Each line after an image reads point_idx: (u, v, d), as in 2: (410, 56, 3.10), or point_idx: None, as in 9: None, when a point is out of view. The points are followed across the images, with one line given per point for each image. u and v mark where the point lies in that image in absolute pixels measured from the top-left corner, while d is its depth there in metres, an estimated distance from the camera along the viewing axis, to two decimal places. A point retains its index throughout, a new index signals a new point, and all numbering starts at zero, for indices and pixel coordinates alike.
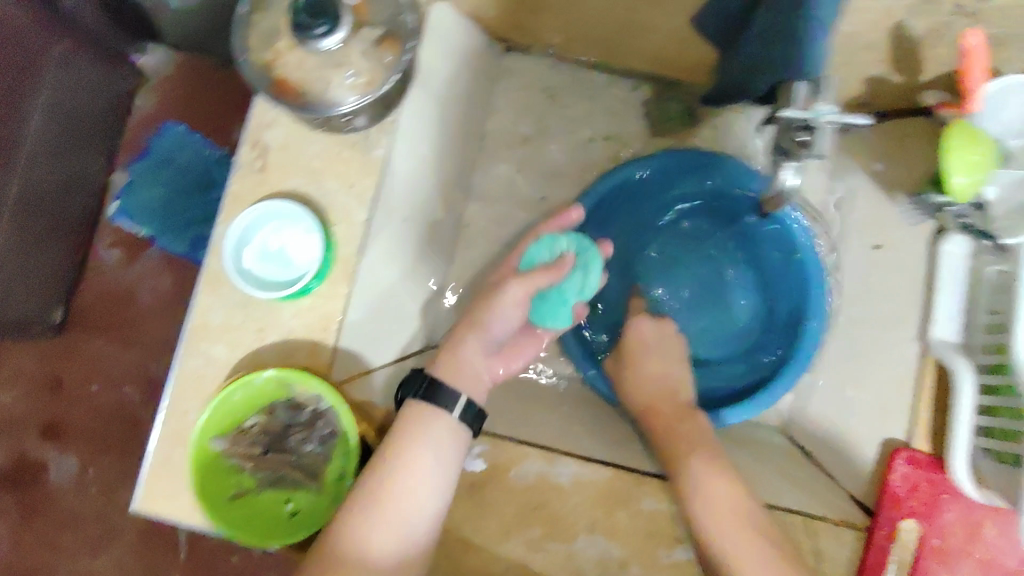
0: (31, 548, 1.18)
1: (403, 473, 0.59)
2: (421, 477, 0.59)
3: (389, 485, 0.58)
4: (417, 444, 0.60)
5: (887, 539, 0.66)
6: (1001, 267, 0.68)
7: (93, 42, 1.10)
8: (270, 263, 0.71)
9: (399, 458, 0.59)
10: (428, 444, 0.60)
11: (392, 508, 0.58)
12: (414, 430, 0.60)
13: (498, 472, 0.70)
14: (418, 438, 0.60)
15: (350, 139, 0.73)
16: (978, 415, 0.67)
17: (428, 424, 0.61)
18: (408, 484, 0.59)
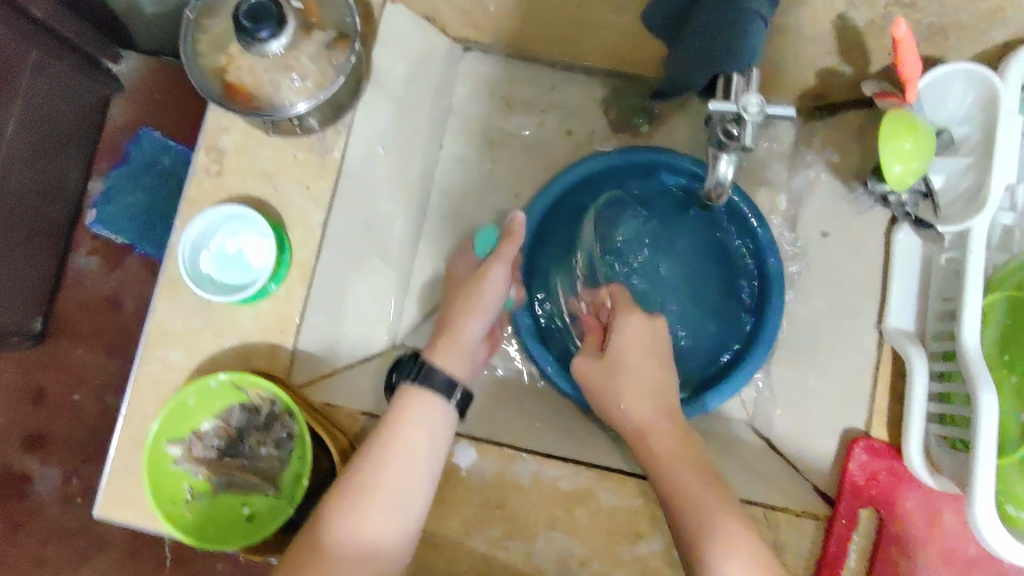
0: (15, 562, 1.17)
1: (397, 457, 0.59)
2: (414, 461, 0.59)
3: (382, 471, 0.58)
4: (411, 427, 0.60)
5: (847, 530, 0.66)
6: (950, 255, 0.67)
7: (69, 50, 1.10)
8: (228, 268, 0.72)
9: (393, 443, 0.59)
10: (421, 427, 0.60)
11: (385, 494, 0.58)
12: (405, 415, 0.61)
13: (454, 475, 0.69)
14: (411, 422, 0.60)
15: (305, 141, 0.73)
16: (929, 403, 0.66)
17: (419, 409, 0.61)
18: (401, 469, 0.59)
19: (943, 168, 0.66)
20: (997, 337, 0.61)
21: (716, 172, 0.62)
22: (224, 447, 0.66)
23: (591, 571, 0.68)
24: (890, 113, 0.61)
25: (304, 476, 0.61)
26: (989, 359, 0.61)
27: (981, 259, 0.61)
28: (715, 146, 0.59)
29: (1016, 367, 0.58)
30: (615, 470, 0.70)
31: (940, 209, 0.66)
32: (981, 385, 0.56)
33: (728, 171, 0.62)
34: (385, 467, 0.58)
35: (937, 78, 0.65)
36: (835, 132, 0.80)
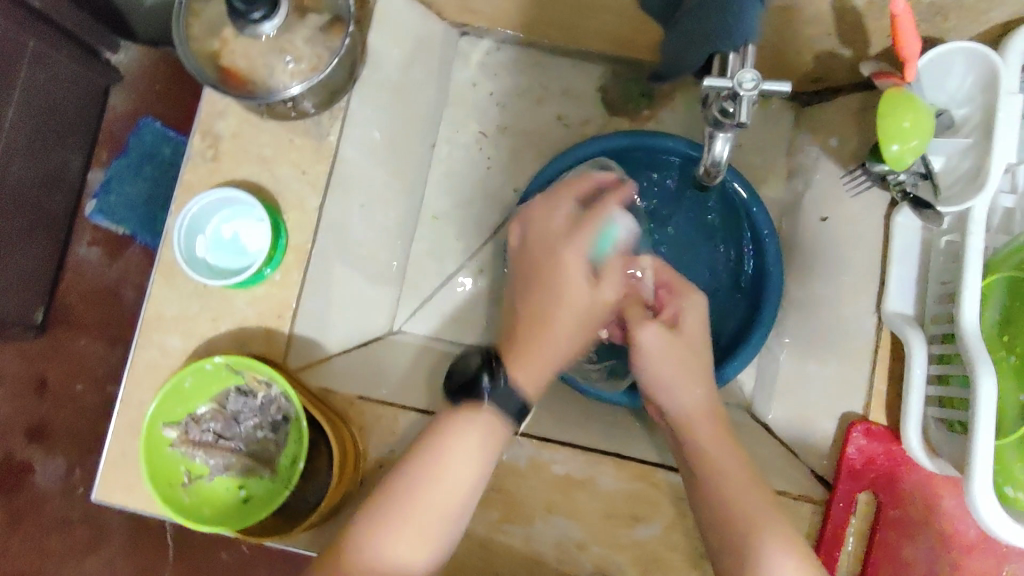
0: (21, 551, 1.17)
1: (443, 487, 0.52)
2: (462, 492, 0.52)
3: (425, 502, 0.51)
4: (464, 455, 0.53)
5: (845, 512, 0.66)
6: (952, 236, 0.66)
7: (67, 39, 1.09)
8: (223, 253, 0.73)
9: (441, 471, 0.52)
10: (475, 456, 0.53)
11: (426, 527, 0.51)
12: (460, 440, 0.53)
13: None
14: (465, 449, 0.53)
15: (300, 126, 0.73)
16: (928, 385, 0.66)
17: (477, 434, 0.53)
18: (445, 500, 0.52)
19: (942, 149, 0.66)
20: (997, 319, 0.60)
21: (713, 151, 0.62)
22: (221, 431, 0.66)
23: (591, 555, 0.68)
24: (889, 93, 0.62)
25: (301, 458, 0.62)
26: (987, 339, 0.60)
27: (980, 240, 0.60)
28: (711, 124, 0.60)
29: (1016, 349, 0.58)
30: (614, 453, 0.70)
31: (940, 190, 0.66)
32: (980, 367, 0.56)
33: (725, 150, 0.62)
34: (428, 497, 0.52)
35: (939, 56, 0.64)
36: (837, 118, 0.80)
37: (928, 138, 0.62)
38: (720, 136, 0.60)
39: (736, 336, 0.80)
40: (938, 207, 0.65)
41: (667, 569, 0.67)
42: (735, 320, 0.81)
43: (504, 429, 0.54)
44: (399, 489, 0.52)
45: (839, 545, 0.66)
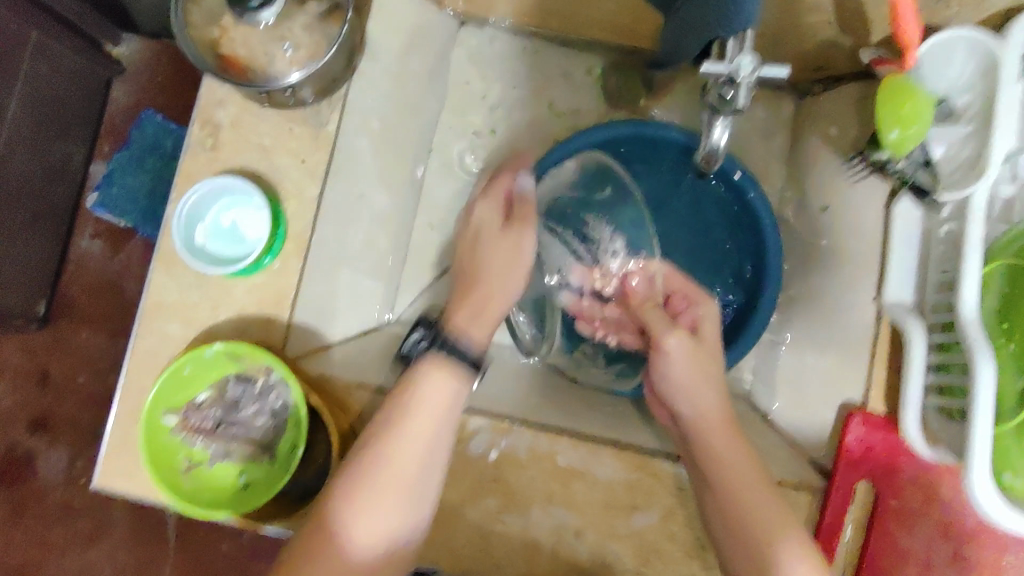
0: (23, 542, 1.18)
1: (407, 442, 0.56)
2: (432, 437, 0.57)
3: (401, 451, 0.56)
4: (428, 405, 0.57)
5: (843, 501, 0.67)
6: (951, 226, 0.66)
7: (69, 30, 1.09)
8: (223, 242, 0.73)
9: (410, 424, 0.57)
10: (440, 405, 0.58)
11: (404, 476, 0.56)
12: (425, 393, 0.58)
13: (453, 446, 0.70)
14: (429, 400, 0.57)
15: (300, 114, 0.73)
16: (926, 374, 0.66)
17: (437, 386, 0.58)
18: (417, 449, 0.56)
19: (943, 137, 0.66)
20: (996, 307, 0.60)
21: (711, 138, 0.61)
22: (221, 417, 0.66)
23: (588, 543, 0.68)
24: (887, 81, 0.63)
25: (300, 444, 0.62)
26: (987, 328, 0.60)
27: (980, 228, 0.60)
28: (710, 110, 0.59)
29: (1015, 336, 0.59)
30: (612, 442, 0.70)
31: (941, 178, 0.66)
32: (978, 354, 0.56)
33: (723, 137, 0.62)
34: (401, 449, 0.56)
35: (941, 43, 0.64)
36: (839, 107, 0.80)
37: (928, 125, 0.62)
38: (720, 122, 0.60)
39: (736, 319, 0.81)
40: (937, 196, 0.66)
41: (663, 558, 0.68)
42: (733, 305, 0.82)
43: (463, 377, 0.59)
44: (371, 448, 0.56)
45: (838, 534, 0.66)
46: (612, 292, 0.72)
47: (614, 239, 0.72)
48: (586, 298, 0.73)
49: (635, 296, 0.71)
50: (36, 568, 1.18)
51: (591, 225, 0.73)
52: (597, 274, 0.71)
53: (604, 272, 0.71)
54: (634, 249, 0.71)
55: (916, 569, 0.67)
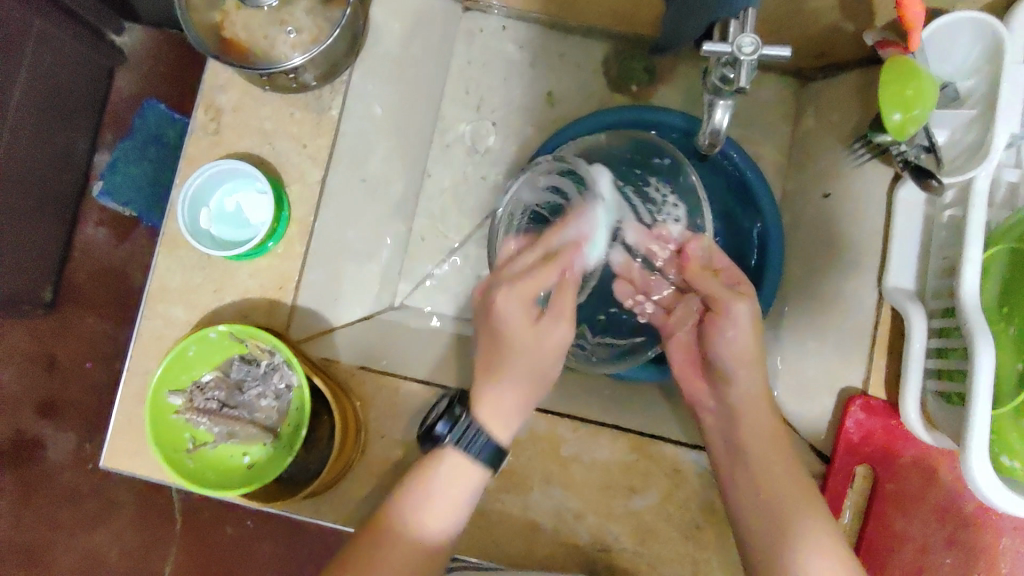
0: (31, 525, 1.20)
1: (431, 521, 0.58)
2: (449, 515, 0.58)
3: (413, 532, 0.56)
4: (450, 486, 0.58)
5: (842, 485, 0.68)
6: (954, 211, 0.65)
7: (72, 19, 1.10)
8: (226, 226, 0.74)
9: (423, 514, 0.57)
10: (459, 495, 0.58)
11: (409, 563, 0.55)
12: (443, 477, 0.58)
13: None
14: (446, 484, 0.58)
15: (301, 99, 0.73)
16: (927, 357, 0.66)
17: (454, 475, 0.58)
18: (428, 535, 0.57)
19: (947, 121, 0.66)
20: (999, 289, 0.60)
21: (712, 120, 0.62)
22: (225, 399, 0.67)
23: (587, 525, 0.69)
24: (890, 64, 0.62)
25: (303, 424, 0.63)
26: (987, 311, 0.60)
27: (982, 212, 0.60)
28: (711, 91, 0.59)
29: (1014, 319, 0.58)
30: (612, 425, 0.71)
31: (943, 163, 0.66)
32: (979, 337, 0.56)
33: (724, 119, 0.62)
34: (413, 530, 0.56)
35: (948, 24, 0.63)
36: (842, 94, 0.79)
37: (931, 107, 0.62)
38: (721, 104, 0.60)
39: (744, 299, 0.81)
40: (941, 178, 0.65)
41: (662, 539, 0.68)
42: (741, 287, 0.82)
43: (482, 473, 0.59)
44: (388, 528, 0.56)
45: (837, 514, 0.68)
46: (663, 263, 0.70)
47: (677, 213, 0.73)
48: (637, 260, 0.70)
49: (689, 263, 0.66)
50: (44, 550, 1.19)
51: (655, 188, 0.74)
52: (655, 236, 0.70)
53: (662, 238, 0.70)
54: (691, 227, 0.72)
55: (913, 553, 0.67)
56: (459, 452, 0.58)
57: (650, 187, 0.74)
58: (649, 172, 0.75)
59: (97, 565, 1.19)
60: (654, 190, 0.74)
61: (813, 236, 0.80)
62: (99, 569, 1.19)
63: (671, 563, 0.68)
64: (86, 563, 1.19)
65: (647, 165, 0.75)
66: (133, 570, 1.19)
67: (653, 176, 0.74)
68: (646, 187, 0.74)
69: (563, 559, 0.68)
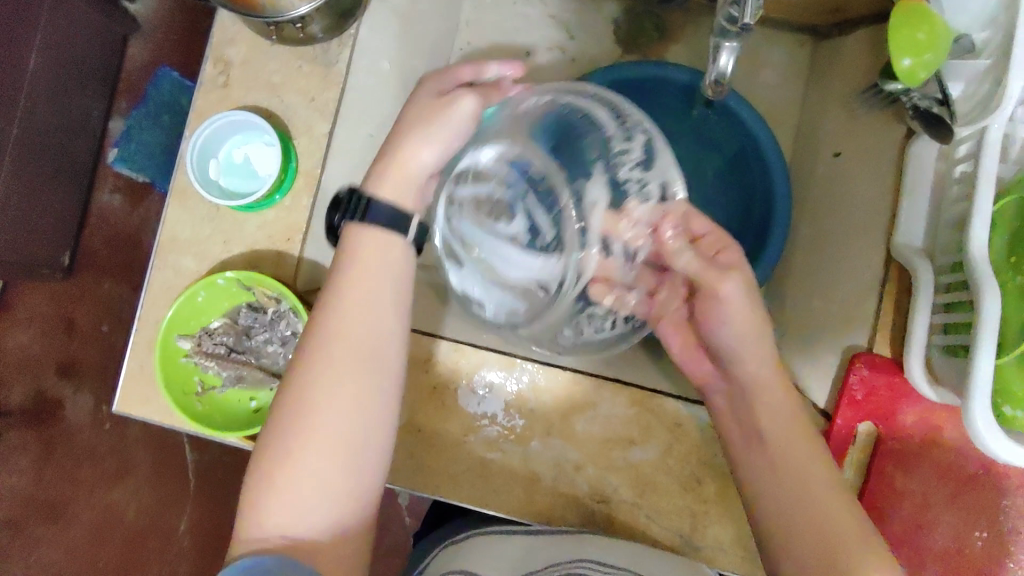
0: (53, 482, 1.23)
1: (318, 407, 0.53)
2: (377, 293, 0.56)
3: (335, 369, 0.53)
4: (363, 269, 0.56)
5: (843, 439, 0.69)
6: (967, 166, 0.63)
7: None
8: (235, 177, 0.76)
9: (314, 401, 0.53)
10: (376, 260, 0.56)
11: (341, 372, 0.53)
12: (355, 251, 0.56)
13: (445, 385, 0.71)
14: (364, 258, 0.56)
15: (310, 51, 0.74)
16: (933, 313, 0.65)
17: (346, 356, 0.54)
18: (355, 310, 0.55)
19: (962, 73, 0.64)
20: (1007, 244, 0.59)
21: (718, 64, 0.61)
22: (233, 344, 0.68)
23: (586, 476, 0.70)
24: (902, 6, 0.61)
25: None
26: (996, 263, 0.59)
27: (994, 163, 0.59)
28: (718, 33, 0.58)
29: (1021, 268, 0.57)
30: (613, 379, 0.73)
31: (956, 114, 0.64)
32: (985, 290, 0.56)
33: (729, 63, 0.61)
34: (337, 336, 0.54)
35: None
36: (852, 53, 0.78)
37: (943, 54, 0.60)
38: (725, 48, 0.59)
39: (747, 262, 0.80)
40: (954, 129, 0.64)
41: (661, 492, 0.69)
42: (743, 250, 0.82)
43: (396, 238, 0.57)
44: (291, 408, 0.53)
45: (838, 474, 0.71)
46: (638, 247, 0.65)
47: (644, 180, 0.65)
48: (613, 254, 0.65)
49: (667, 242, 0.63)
50: (65, 507, 1.22)
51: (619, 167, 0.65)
52: (621, 221, 0.64)
53: (629, 220, 0.64)
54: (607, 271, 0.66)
55: (911, 508, 0.67)
56: (357, 224, 0.57)
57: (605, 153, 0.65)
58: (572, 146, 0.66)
59: (117, 521, 1.22)
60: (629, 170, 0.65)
61: (824, 197, 0.81)
62: (116, 528, 1.22)
63: (670, 515, 0.69)
64: (103, 522, 1.22)
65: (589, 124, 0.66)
66: (151, 528, 1.22)
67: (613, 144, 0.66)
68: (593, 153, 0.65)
69: (563, 509, 0.70)
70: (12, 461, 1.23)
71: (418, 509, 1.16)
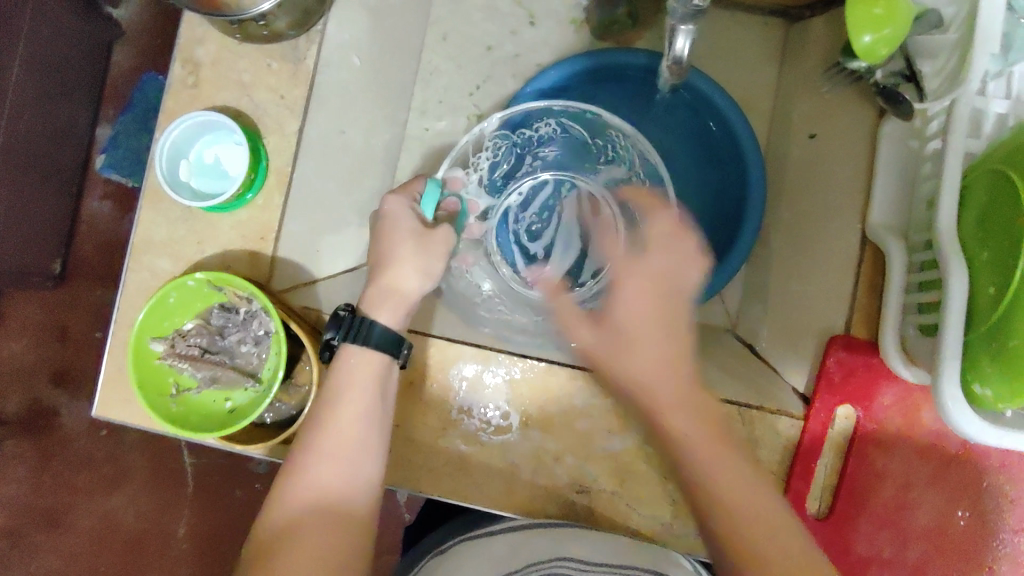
0: (51, 490, 1.23)
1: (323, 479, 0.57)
2: (365, 417, 0.60)
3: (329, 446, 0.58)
4: (359, 373, 0.61)
5: (823, 424, 0.69)
6: (937, 142, 0.62)
7: None
8: (207, 177, 0.75)
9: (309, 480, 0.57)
10: (365, 380, 0.61)
11: (317, 497, 0.57)
12: (347, 376, 0.61)
13: (420, 379, 0.71)
14: (358, 366, 0.61)
15: (278, 49, 0.74)
16: (907, 292, 0.65)
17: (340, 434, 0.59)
18: (340, 435, 0.59)
19: (927, 49, 0.64)
20: (977, 219, 0.58)
21: (674, 47, 0.61)
22: (207, 345, 0.68)
23: (566, 466, 0.70)
24: None
25: (279, 368, 0.64)
26: (967, 238, 0.58)
27: (962, 138, 0.58)
28: (671, 15, 0.58)
29: (989, 244, 0.55)
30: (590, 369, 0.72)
31: (926, 91, 0.64)
32: (953, 269, 0.55)
33: (686, 46, 0.61)
34: (326, 455, 0.58)
35: None
36: (826, 34, 0.78)
37: (905, 26, 0.60)
38: (681, 31, 0.59)
39: (724, 247, 0.79)
40: (923, 103, 0.64)
41: (641, 480, 0.69)
42: (719, 237, 0.81)
43: (382, 359, 0.62)
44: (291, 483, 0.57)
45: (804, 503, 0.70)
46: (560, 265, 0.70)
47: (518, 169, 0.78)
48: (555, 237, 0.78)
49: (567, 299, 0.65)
50: (63, 515, 1.23)
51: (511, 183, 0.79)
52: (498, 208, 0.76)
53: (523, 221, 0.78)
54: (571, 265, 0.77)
55: (892, 491, 0.67)
56: (354, 345, 0.62)
57: (488, 180, 0.79)
58: (522, 125, 0.80)
59: (116, 526, 1.23)
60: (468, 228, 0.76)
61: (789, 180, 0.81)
62: (115, 533, 1.23)
63: (649, 504, 0.69)
64: (102, 527, 1.23)
65: (475, 148, 0.78)
66: (149, 532, 1.23)
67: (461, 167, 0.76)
68: (495, 167, 0.79)
69: (542, 501, 0.70)
70: (10, 469, 1.24)
71: (415, 504, 1.16)
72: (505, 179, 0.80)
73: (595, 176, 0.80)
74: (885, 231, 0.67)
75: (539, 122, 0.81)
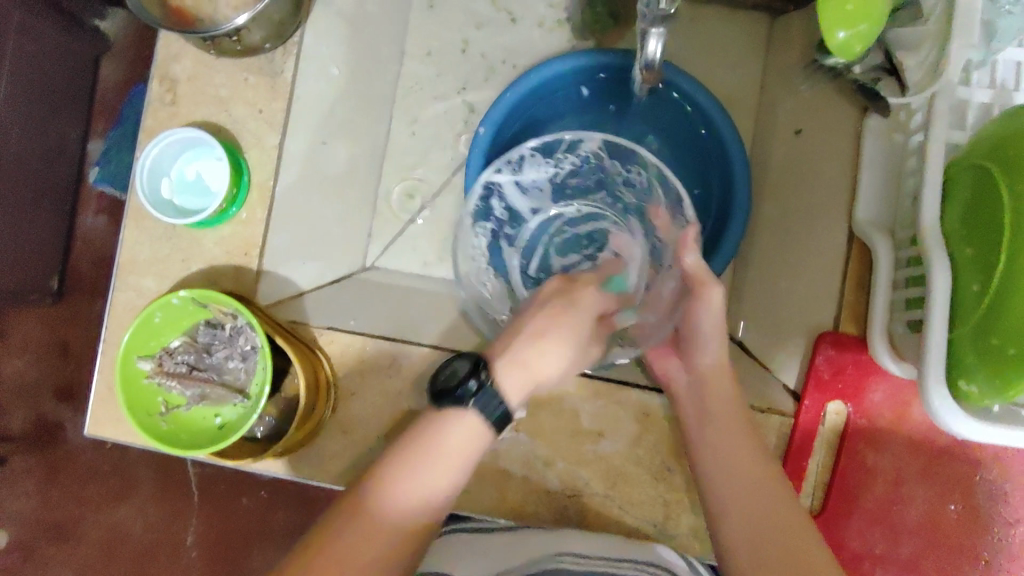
0: (58, 505, 1.24)
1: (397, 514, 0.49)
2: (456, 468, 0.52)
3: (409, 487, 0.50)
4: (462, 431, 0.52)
5: (814, 422, 0.67)
6: (921, 135, 0.62)
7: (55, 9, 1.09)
8: (189, 194, 0.74)
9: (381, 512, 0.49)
10: (467, 441, 0.52)
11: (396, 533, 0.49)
12: (442, 443, 0.51)
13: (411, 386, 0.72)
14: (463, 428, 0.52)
15: (253, 61, 0.76)
16: (893, 288, 0.64)
17: (427, 477, 0.50)
18: (406, 513, 0.49)
19: (904, 42, 0.64)
20: (961, 212, 0.57)
21: (646, 50, 0.60)
22: (195, 363, 0.68)
23: (557, 471, 0.70)
24: None
25: (265, 383, 0.64)
26: (950, 234, 0.57)
27: (942, 130, 0.58)
28: (642, 20, 0.57)
29: (973, 240, 0.55)
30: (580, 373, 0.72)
31: (908, 87, 0.64)
32: (936, 266, 0.55)
33: (658, 49, 0.60)
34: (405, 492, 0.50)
35: None
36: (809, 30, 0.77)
37: (878, 23, 0.59)
38: (653, 34, 0.58)
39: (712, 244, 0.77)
40: (905, 95, 0.64)
41: (632, 482, 0.69)
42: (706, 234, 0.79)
43: (487, 438, 0.53)
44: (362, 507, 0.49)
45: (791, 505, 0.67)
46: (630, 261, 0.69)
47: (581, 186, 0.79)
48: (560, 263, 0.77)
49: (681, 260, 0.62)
50: (70, 529, 1.24)
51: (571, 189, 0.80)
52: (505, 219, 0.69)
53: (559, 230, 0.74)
54: None
55: (884, 486, 0.68)
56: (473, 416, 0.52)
57: (561, 179, 0.79)
58: (618, 155, 0.75)
59: (122, 539, 1.23)
60: (494, 198, 0.76)
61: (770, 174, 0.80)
62: (125, 544, 1.23)
63: (641, 506, 0.69)
64: (111, 539, 1.23)
65: (569, 145, 0.76)
66: (156, 543, 1.23)
67: (539, 157, 0.76)
68: (575, 173, 0.79)
69: (534, 505, 0.70)
70: (21, 484, 1.25)
71: None
72: (574, 190, 0.80)
73: (645, 240, 0.75)
74: (871, 227, 0.67)
75: (637, 167, 0.75)
